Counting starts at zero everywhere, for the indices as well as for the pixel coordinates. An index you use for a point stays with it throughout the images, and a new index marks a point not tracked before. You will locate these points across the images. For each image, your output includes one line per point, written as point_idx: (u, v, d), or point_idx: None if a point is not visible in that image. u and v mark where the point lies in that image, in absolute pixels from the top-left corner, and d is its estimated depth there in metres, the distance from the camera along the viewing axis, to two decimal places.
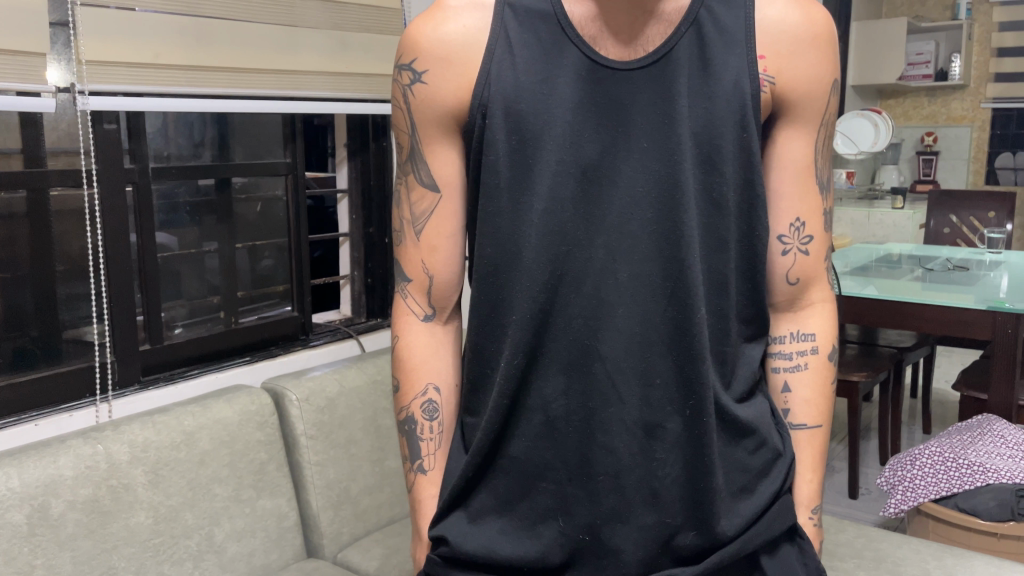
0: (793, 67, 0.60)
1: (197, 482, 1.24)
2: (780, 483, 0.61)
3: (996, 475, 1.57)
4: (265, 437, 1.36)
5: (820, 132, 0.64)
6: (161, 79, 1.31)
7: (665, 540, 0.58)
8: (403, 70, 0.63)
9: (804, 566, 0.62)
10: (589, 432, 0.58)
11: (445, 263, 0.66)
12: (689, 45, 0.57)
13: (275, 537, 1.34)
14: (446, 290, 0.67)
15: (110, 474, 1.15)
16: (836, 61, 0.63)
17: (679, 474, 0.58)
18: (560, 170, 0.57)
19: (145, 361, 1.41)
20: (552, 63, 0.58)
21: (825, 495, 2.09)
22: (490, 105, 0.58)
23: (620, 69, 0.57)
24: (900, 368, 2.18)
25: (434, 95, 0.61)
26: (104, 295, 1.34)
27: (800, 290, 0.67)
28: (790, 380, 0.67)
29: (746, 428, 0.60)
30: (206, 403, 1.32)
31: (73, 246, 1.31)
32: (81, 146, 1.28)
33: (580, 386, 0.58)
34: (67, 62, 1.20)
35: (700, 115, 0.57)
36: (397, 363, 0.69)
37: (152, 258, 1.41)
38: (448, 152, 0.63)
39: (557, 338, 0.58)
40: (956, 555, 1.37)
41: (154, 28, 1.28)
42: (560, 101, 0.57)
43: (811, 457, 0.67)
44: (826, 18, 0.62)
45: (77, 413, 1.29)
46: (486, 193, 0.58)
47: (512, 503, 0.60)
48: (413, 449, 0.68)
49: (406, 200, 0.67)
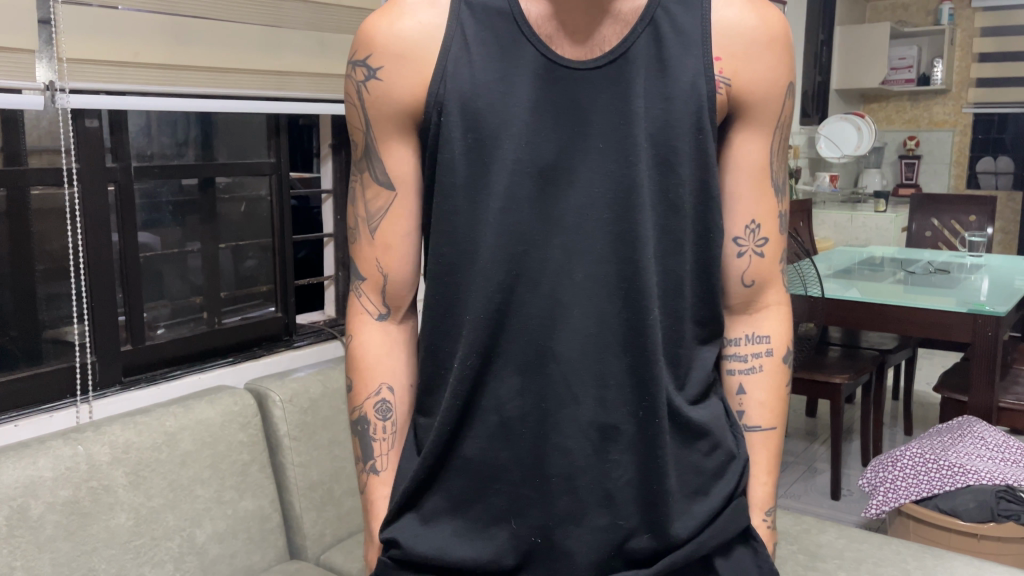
0: (748, 69, 0.60)
1: (179, 484, 1.24)
2: (734, 485, 0.61)
3: (976, 476, 1.59)
4: (247, 439, 1.35)
5: (776, 135, 0.64)
6: (139, 77, 1.30)
7: (618, 541, 0.58)
8: (356, 66, 0.63)
9: (758, 568, 0.62)
10: (543, 433, 0.58)
11: (400, 262, 0.66)
12: (645, 46, 0.58)
13: (257, 539, 1.34)
14: (400, 291, 0.67)
15: (91, 476, 1.15)
16: (793, 63, 0.63)
17: (632, 476, 0.58)
18: (516, 170, 0.58)
19: (125, 362, 1.40)
20: (509, 62, 0.58)
21: (807, 496, 2.10)
22: (446, 103, 0.58)
23: (577, 68, 0.58)
24: (882, 370, 2.20)
25: (390, 91, 0.61)
26: (84, 295, 1.33)
27: (756, 293, 0.68)
28: (745, 382, 0.68)
29: (700, 430, 0.60)
30: (189, 404, 1.31)
31: (53, 246, 1.32)
32: (62, 144, 1.27)
33: (535, 386, 0.58)
34: (49, 61, 1.19)
35: (656, 115, 0.58)
36: (352, 361, 0.69)
37: (134, 258, 1.41)
38: (405, 150, 0.63)
39: (512, 338, 0.58)
40: (936, 555, 1.39)
41: (135, 28, 1.28)
42: (516, 101, 0.58)
43: (765, 459, 0.67)
44: (782, 21, 0.62)
45: (57, 415, 1.28)
46: (443, 192, 0.58)
47: (465, 506, 0.60)
48: (366, 449, 0.69)
49: (363, 197, 0.67)
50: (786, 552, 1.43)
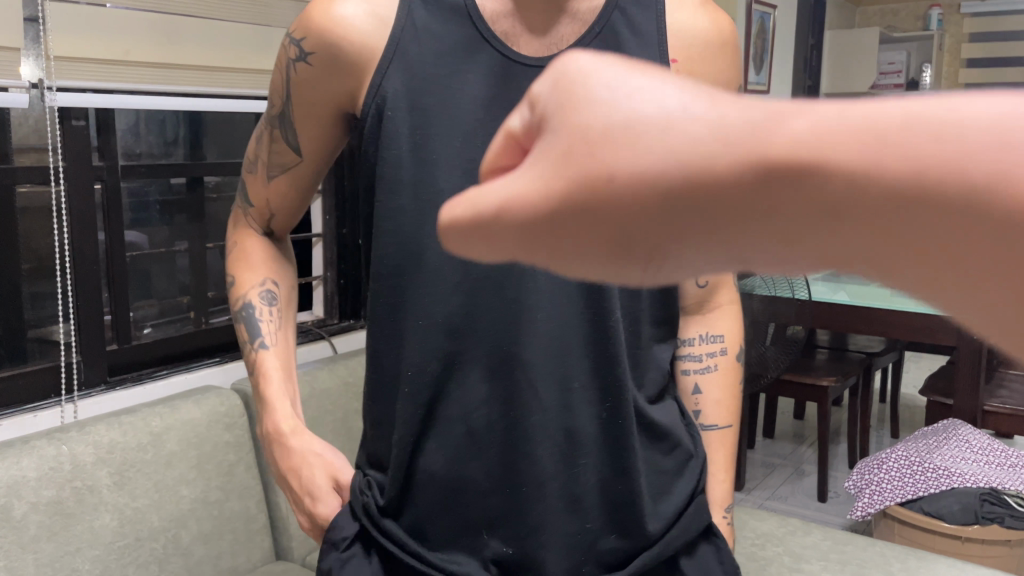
0: (702, 73, 0.64)
1: (164, 484, 1.23)
2: (694, 483, 0.64)
3: (961, 480, 1.60)
4: (234, 439, 1.35)
5: None
6: (127, 76, 1.30)
7: (587, 545, 0.60)
8: (292, 43, 0.64)
9: (721, 565, 0.64)
10: (510, 440, 0.58)
11: (288, 204, 0.74)
12: (599, 48, 0.59)
13: (243, 539, 1.33)
14: (286, 214, 0.75)
15: (75, 476, 1.14)
16: (739, 66, 0.68)
17: (599, 478, 0.60)
18: (471, 170, 0.58)
19: (111, 362, 1.39)
20: (462, 59, 0.59)
21: (794, 499, 2.11)
22: (389, 100, 0.58)
23: (533, 64, 0.59)
24: (870, 373, 2.20)
25: (319, 78, 0.63)
26: (70, 294, 1.33)
27: (709, 293, 0.71)
28: (700, 382, 0.70)
29: (662, 430, 0.63)
30: (175, 404, 1.32)
31: (39, 245, 1.30)
32: (49, 143, 1.26)
33: (501, 393, 0.58)
34: (35, 58, 1.19)
35: None
36: (236, 258, 0.76)
37: (120, 257, 1.40)
38: (316, 125, 0.67)
39: (474, 344, 0.58)
40: (919, 558, 1.40)
41: (120, 25, 1.27)
42: (469, 97, 0.58)
43: (722, 456, 0.71)
44: (729, 25, 0.67)
45: (42, 414, 1.27)
46: (389, 191, 0.58)
47: (428, 517, 0.60)
48: (254, 332, 0.74)
49: (268, 149, 0.71)
50: (772, 555, 1.44)
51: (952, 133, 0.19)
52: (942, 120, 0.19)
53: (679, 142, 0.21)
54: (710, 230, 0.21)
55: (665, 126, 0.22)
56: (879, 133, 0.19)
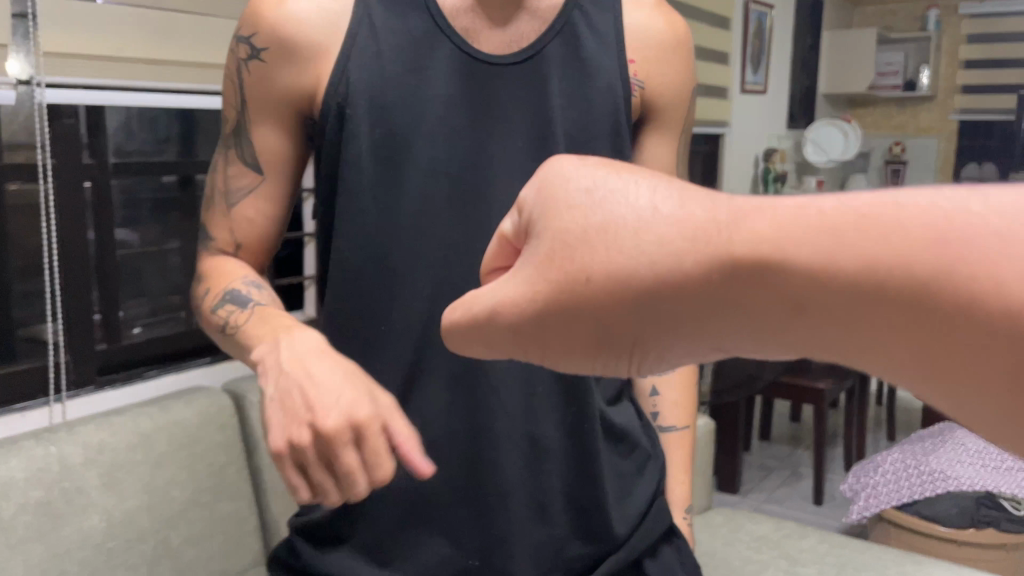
0: (657, 74, 0.75)
1: (154, 486, 1.22)
2: (652, 485, 0.73)
3: (957, 483, 1.59)
4: (225, 440, 1.34)
5: (679, 140, 0.79)
6: (118, 72, 1.28)
7: (555, 553, 0.68)
8: (241, 43, 0.70)
9: (681, 562, 0.74)
10: (477, 450, 0.66)
11: (256, 228, 0.72)
12: (558, 46, 0.70)
13: (234, 542, 1.32)
14: (253, 240, 0.72)
15: (63, 476, 1.13)
16: (691, 64, 0.79)
17: (566, 486, 0.68)
18: (431, 168, 0.67)
19: (102, 362, 1.38)
20: (428, 57, 0.68)
21: (791, 502, 2.10)
22: (349, 97, 0.65)
23: (492, 62, 0.69)
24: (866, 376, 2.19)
25: (271, 73, 0.69)
26: (59, 292, 1.31)
27: None
28: (657, 385, 0.81)
29: (620, 433, 0.72)
30: (165, 405, 1.30)
31: (30, 241, 1.28)
32: (38, 139, 1.24)
33: (465, 405, 0.67)
34: (26, 55, 1.18)
35: (574, 116, 0.70)
36: (210, 276, 0.70)
37: (112, 257, 1.39)
38: (272, 130, 0.71)
39: (438, 355, 0.66)
40: (916, 561, 1.39)
41: (118, 22, 1.25)
42: (440, 100, 0.68)
43: (680, 455, 0.80)
44: (684, 29, 0.78)
45: (30, 414, 1.26)
46: (350, 190, 0.65)
47: (390, 534, 0.66)
48: (243, 302, 0.66)
49: (224, 175, 0.74)
50: (768, 557, 1.43)
51: (877, 229, 0.24)
52: (877, 220, 0.24)
53: (635, 246, 0.27)
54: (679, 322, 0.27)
55: (623, 234, 0.27)
56: (821, 232, 0.25)
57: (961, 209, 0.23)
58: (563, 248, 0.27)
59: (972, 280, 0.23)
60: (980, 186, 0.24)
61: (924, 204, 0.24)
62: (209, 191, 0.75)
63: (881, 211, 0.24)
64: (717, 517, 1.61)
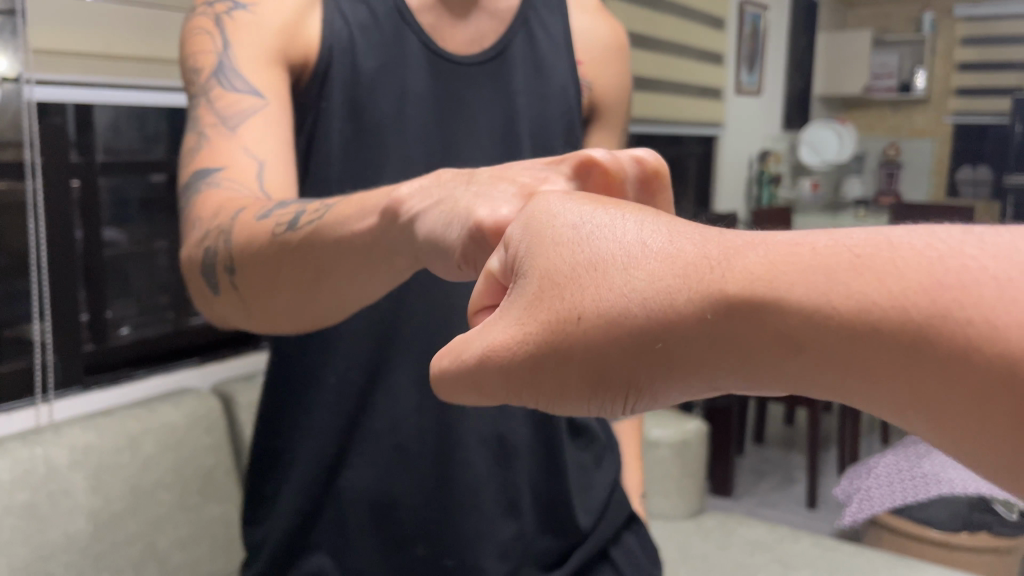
0: (601, 77, 0.84)
1: (140, 489, 1.20)
2: (613, 474, 0.75)
3: (949, 485, 1.56)
4: (212, 441, 1.33)
5: (619, 138, 0.88)
6: (112, 70, 1.27)
7: (524, 546, 0.69)
8: (212, 4, 0.67)
9: (643, 547, 0.75)
10: (446, 450, 0.67)
11: (274, 161, 0.61)
12: (519, 45, 0.77)
13: (222, 544, 1.30)
14: (274, 168, 0.61)
15: (48, 479, 1.11)
16: (629, 69, 0.88)
17: (534, 481, 0.70)
18: (407, 162, 0.71)
19: (88, 361, 1.37)
20: (399, 51, 0.71)
21: (784, 505, 2.11)
22: (331, 82, 0.67)
23: (458, 62, 0.73)
24: None
25: (261, 10, 0.65)
26: (47, 293, 1.29)
27: None
28: None
29: (579, 424, 0.75)
30: (153, 407, 1.29)
31: (18, 242, 1.25)
32: (26, 137, 1.22)
33: (432, 404, 0.67)
34: (14, 52, 1.16)
35: (535, 108, 0.77)
36: (234, 203, 0.57)
37: (98, 256, 1.38)
38: (272, 62, 0.64)
39: (401, 353, 0.66)
40: (908, 565, 1.39)
41: (106, 19, 1.24)
42: (413, 92, 0.71)
43: (632, 444, 0.84)
44: (622, 37, 0.87)
45: (18, 415, 1.25)
46: (322, 184, 0.68)
47: (355, 541, 0.66)
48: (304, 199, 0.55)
49: (215, 117, 0.63)
50: (761, 561, 1.42)
51: (872, 272, 0.25)
52: (871, 263, 0.25)
53: (625, 285, 0.28)
54: (667, 361, 0.28)
55: (614, 273, 0.28)
56: (813, 270, 0.26)
57: (955, 252, 0.24)
58: (555, 286, 0.29)
59: (965, 323, 0.23)
60: (978, 230, 0.25)
61: (919, 246, 0.25)
62: (189, 152, 0.63)
63: (871, 252, 0.25)
64: (710, 522, 1.61)
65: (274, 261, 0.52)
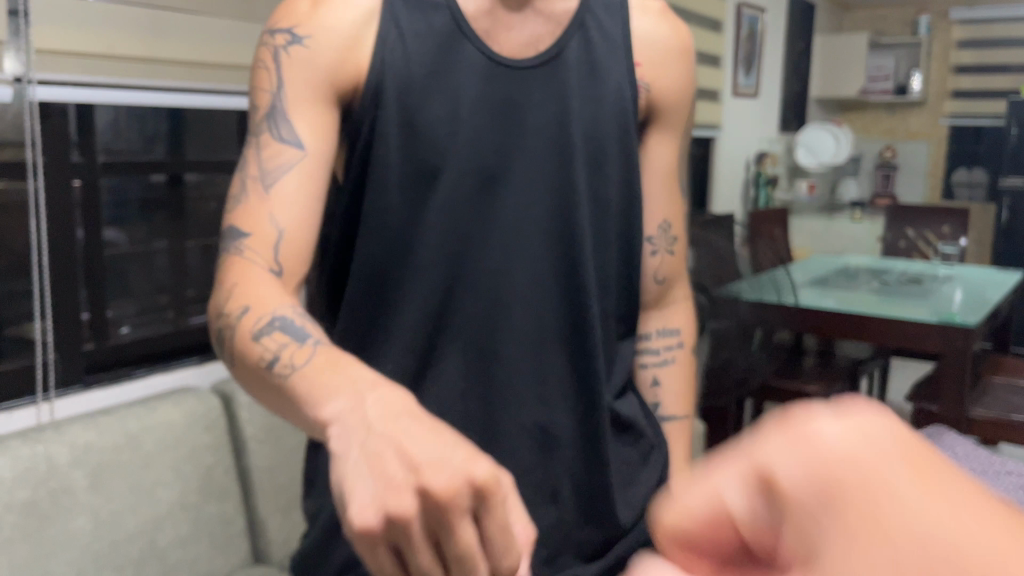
0: (663, 76, 0.70)
1: (140, 487, 1.21)
2: (658, 475, 0.71)
3: None
4: (213, 440, 1.33)
5: (682, 142, 0.74)
6: (115, 70, 1.28)
7: (562, 533, 0.67)
8: (278, 33, 0.60)
9: None
10: (489, 437, 0.64)
11: (301, 226, 0.58)
12: (575, 50, 0.64)
13: (221, 542, 1.31)
14: (297, 236, 0.57)
15: (50, 477, 1.12)
16: (693, 71, 0.73)
17: (577, 476, 0.67)
18: (460, 174, 0.61)
19: (89, 361, 1.38)
20: (448, 57, 0.61)
21: None
22: (384, 91, 0.59)
23: (513, 67, 0.62)
24: (855, 381, 2.24)
25: (314, 48, 0.58)
26: (48, 292, 1.30)
27: (666, 291, 0.76)
28: (658, 374, 0.76)
29: (627, 423, 0.70)
30: (152, 405, 1.29)
31: (17, 241, 1.26)
32: (27, 137, 1.23)
33: (480, 387, 0.63)
34: (17, 52, 1.17)
35: (589, 118, 0.64)
36: (243, 292, 0.54)
37: (99, 255, 1.38)
38: (319, 111, 0.59)
39: (453, 343, 0.63)
40: None
41: (109, 18, 1.25)
42: (465, 99, 0.61)
43: (681, 448, 0.77)
44: (688, 36, 0.73)
45: (17, 413, 1.26)
46: (375, 205, 0.60)
47: None
48: (296, 329, 0.50)
49: (257, 162, 0.59)
50: None
51: None
52: None
53: None
54: None
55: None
56: None
57: None
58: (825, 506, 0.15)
59: None
60: None
61: None
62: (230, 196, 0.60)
63: None
64: None
65: (258, 388, 0.49)
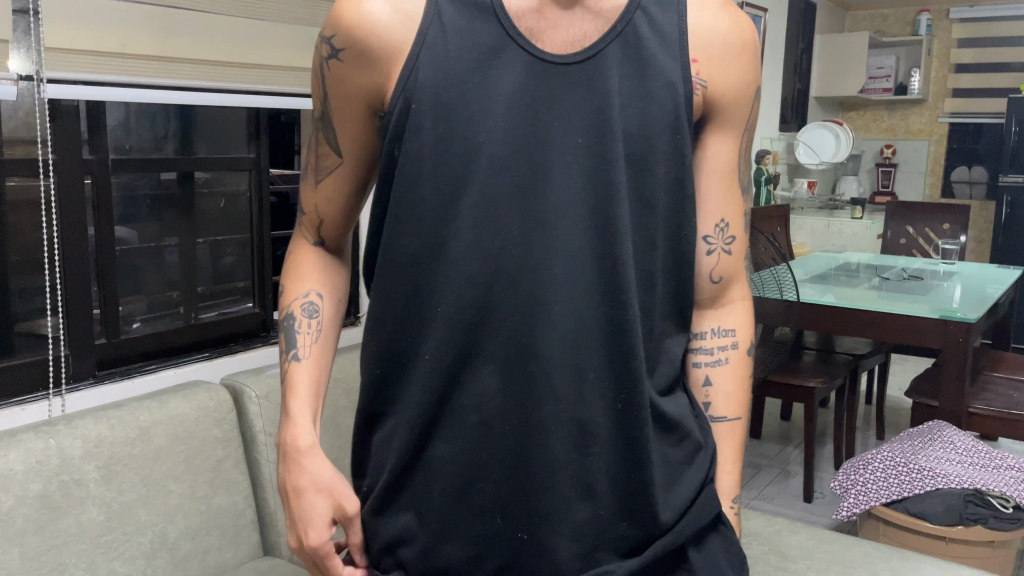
0: (722, 73, 0.62)
1: (151, 480, 1.23)
2: (703, 474, 0.64)
3: (944, 480, 1.60)
4: (222, 434, 1.35)
5: (741, 140, 0.67)
6: (126, 69, 1.29)
7: (599, 531, 0.59)
8: (325, 41, 0.60)
9: (727, 555, 0.65)
10: (525, 432, 0.57)
11: (333, 216, 0.66)
12: (619, 49, 0.58)
13: (230, 535, 1.33)
14: (335, 220, 0.66)
15: (62, 470, 1.14)
16: (758, 68, 0.66)
17: (616, 472, 0.59)
18: (494, 163, 0.56)
19: (99, 355, 1.39)
20: (488, 53, 0.56)
21: (780, 499, 2.14)
22: (415, 100, 0.55)
23: (554, 62, 0.57)
24: (855, 375, 2.26)
25: (348, 75, 0.59)
26: (59, 287, 1.32)
27: (722, 289, 0.70)
28: (711, 374, 0.71)
29: (672, 422, 0.62)
30: (162, 399, 1.30)
31: (27, 238, 1.29)
32: (38, 135, 1.25)
33: (517, 384, 0.57)
34: (26, 51, 1.19)
35: (635, 116, 0.58)
36: (288, 268, 0.68)
37: (110, 251, 1.40)
38: (354, 124, 0.61)
39: (491, 338, 0.57)
40: (905, 558, 1.41)
41: (119, 15, 1.26)
42: (499, 93, 0.56)
43: (731, 448, 0.70)
44: (751, 28, 0.65)
45: (29, 407, 1.27)
46: (408, 203, 0.56)
47: (436, 512, 0.59)
48: (289, 342, 0.65)
49: (314, 149, 0.65)
50: (758, 553, 1.45)
51: None
52: None
53: None
54: None
55: None
56: None
57: None
58: None
59: None
60: None
61: None
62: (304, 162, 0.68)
63: None
64: None
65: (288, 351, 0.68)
